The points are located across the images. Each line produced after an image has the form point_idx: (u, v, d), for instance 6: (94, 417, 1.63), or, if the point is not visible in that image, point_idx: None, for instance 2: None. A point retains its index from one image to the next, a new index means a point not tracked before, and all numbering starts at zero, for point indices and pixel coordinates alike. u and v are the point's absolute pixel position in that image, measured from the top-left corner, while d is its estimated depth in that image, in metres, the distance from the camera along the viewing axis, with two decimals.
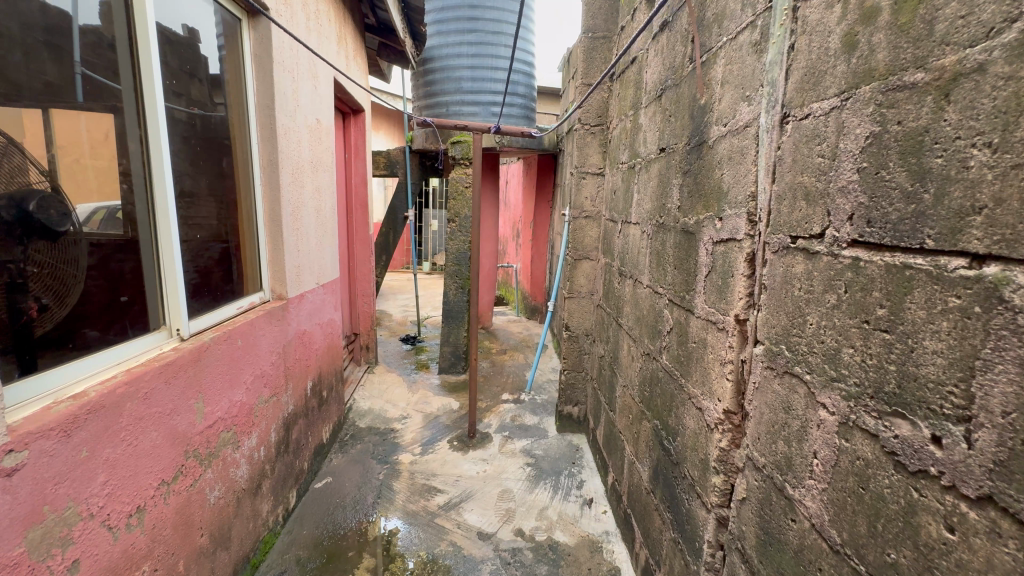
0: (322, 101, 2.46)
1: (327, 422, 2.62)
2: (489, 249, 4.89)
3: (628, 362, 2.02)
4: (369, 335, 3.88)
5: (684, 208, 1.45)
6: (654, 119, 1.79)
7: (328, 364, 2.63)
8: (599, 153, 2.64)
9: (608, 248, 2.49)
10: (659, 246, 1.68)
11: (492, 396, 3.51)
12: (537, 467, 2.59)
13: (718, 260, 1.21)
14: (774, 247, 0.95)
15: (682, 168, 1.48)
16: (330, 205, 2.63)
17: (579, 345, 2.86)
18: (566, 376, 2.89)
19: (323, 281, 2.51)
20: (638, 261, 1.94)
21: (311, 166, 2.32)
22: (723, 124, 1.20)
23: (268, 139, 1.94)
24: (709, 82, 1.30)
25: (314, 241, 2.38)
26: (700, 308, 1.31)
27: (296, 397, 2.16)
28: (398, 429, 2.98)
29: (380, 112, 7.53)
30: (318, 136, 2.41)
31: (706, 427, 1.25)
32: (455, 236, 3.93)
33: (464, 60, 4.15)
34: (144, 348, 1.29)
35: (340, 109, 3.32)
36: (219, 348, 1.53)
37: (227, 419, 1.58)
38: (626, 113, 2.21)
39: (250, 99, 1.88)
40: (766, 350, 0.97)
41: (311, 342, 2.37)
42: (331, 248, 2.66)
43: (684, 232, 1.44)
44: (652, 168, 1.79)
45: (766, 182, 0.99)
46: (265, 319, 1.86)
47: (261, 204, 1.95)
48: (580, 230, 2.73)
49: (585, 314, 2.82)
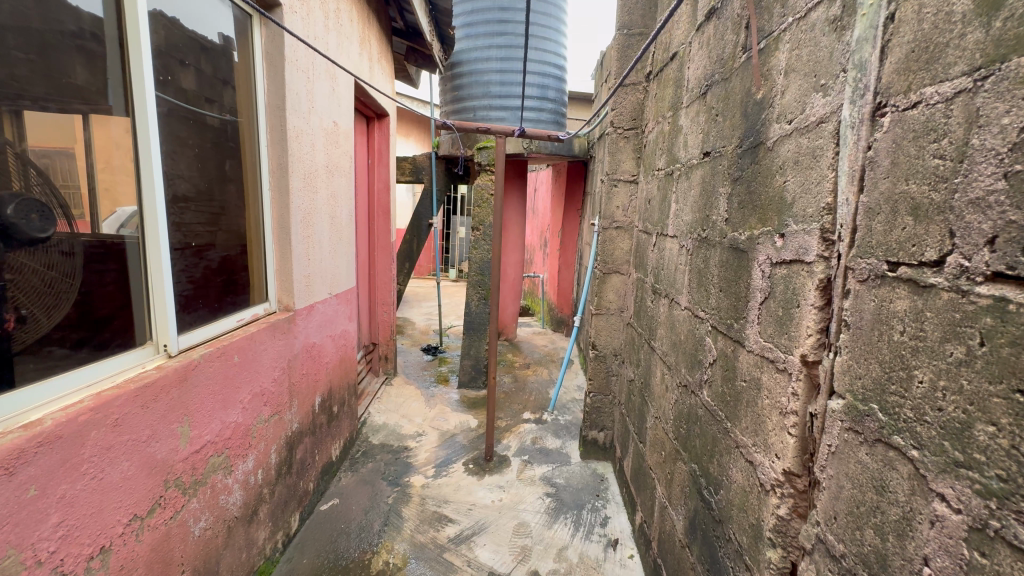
0: (341, 105, 2.37)
1: (337, 438, 2.50)
2: (514, 258, 4.72)
3: (661, 393, 1.80)
4: (389, 346, 3.79)
5: (733, 221, 1.24)
6: (697, 119, 1.59)
7: (339, 378, 2.51)
8: (633, 159, 2.44)
9: (640, 261, 2.27)
10: (700, 264, 1.47)
11: (512, 415, 3.33)
12: (557, 498, 2.38)
13: (777, 285, 1.00)
14: (860, 275, 0.74)
15: (731, 175, 1.28)
16: (347, 213, 2.54)
17: (606, 366, 2.64)
18: (591, 399, 2.68)
19: (336, 291, 2.40)
20: (675, 278, 1.73)
21: (325, 171, 2.22)
22: (787, 121, 1.00)
23: (278, 142, 1.84)
24: (768, 73, 1.09)
25: (328, 250, 2.28)
26: (753, 341, 1.10)
27: (301, 414, 2.04)
28: (412, 448, 2.83)
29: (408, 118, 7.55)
30: (335, 140, 2.31)
31: (759, 487, 1.03)
32: (478, 245, 3.78)
33: (492, 64, 4.02)
34: (123, 367, 1.17)
35: (363, 113, 3.25)
36: (213, 366, 1.42)
37: (218, 442, 1.46)
38: (664, 114, 2.01)
39: (260, 100, 1.78)
40: (848, 406, 0.75)
41: (321, 354, 2.25)
42: (347, 257, 2.55)
43: (732, 249, 1.23)
44: (693, 175, 1.59)
45: (850, 192, 0.78)
46: (268, 332, 1.74)
47: (269, 210, 1.85)
48: (610, 242, 2.52)
49: (613, 332, 2.61)
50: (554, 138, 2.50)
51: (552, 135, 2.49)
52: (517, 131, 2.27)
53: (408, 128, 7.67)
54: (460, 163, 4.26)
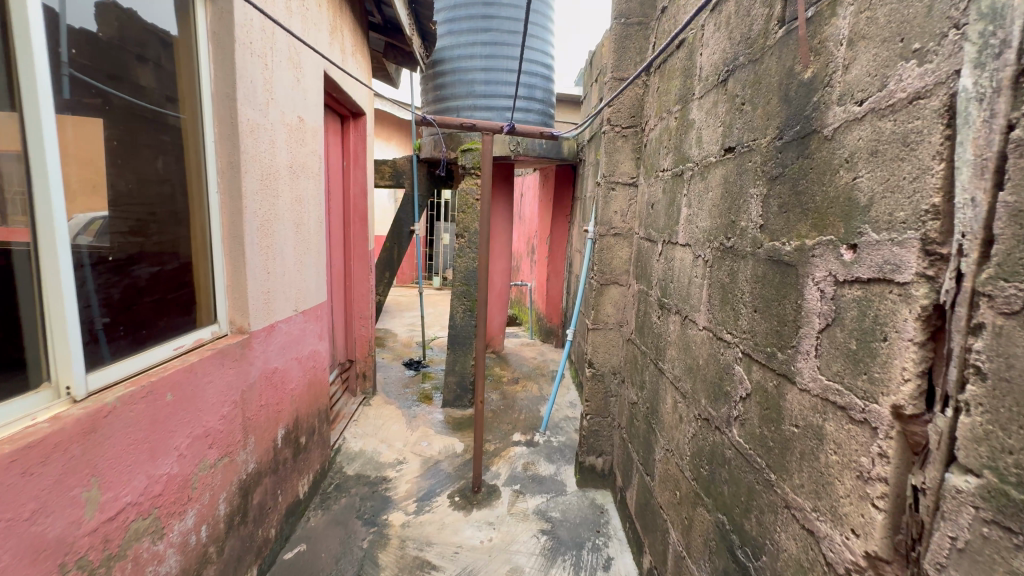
0: (308, 98, 2.11)
1: (305, 472, 2.22)
2: (501, 266, 4.48)
3: (674, 423, 1.58)
4: (367, 362, 3.51)
5: (770, 227, 1.03)
6: (715, 111, 1.38)
7: (308, 404, 2.23)
8: (632, 159, 2.23)
9: (643, 272, 2.06)
10: (724, 278, 1.26)
11: (501, 436, 3.08)
12: (554, 536, 2.14)
13: (847, 310, 0.78)
14: (1002, 306, 0.53)
15: (765, 173, 1.07)
16: (316, 219, 2.27)
17: (604, 386, 2.42)
18: (588, 422, 2.45)
19: (303, 307, 2.12)
20: (689, 292, 1.51)
21: (288, 172, 1.95)
22: (854, 103, 0.79)
23: (228, 136, 1.57)
24: (820, 47, 0.89)
25: (292, 261, 2.01)
26: (807, 377, 0.89)
27: (259, 452, 1.77)
28: (391, 479, 2.56)
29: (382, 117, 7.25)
30: (300, 137, 2.04)
31: (827, 567, 0.81)
32: (463, 253, 3.54)
33: (477, 61, 3.81)
34: (7, 420, 0.89)
35: (336, 111, 2.99)
36: (136, 409, 1.15)
37: (144, 502, 1.18)
38: (670, 108, 1.80)
39: (205, 87, 1.51)
40: (989, 491, 0.54)
41: (285, 381, 1.97)
42: (316, 268, 2.28)
43: (772, 261, 1.02)
44: (711, 175, 1.38)
45: (978, 188, 0.57)
46: (214, 361, 1.47)
47: (217, 215, 1.57)
48: (608, 250, 2.31)
49: (612, 348, 2.39)
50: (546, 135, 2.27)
51: (544, 133, 2.26)
52: (506, 127, 2.04)
53: (387, 130, 7.40)
54: (442, 166, 4.03)
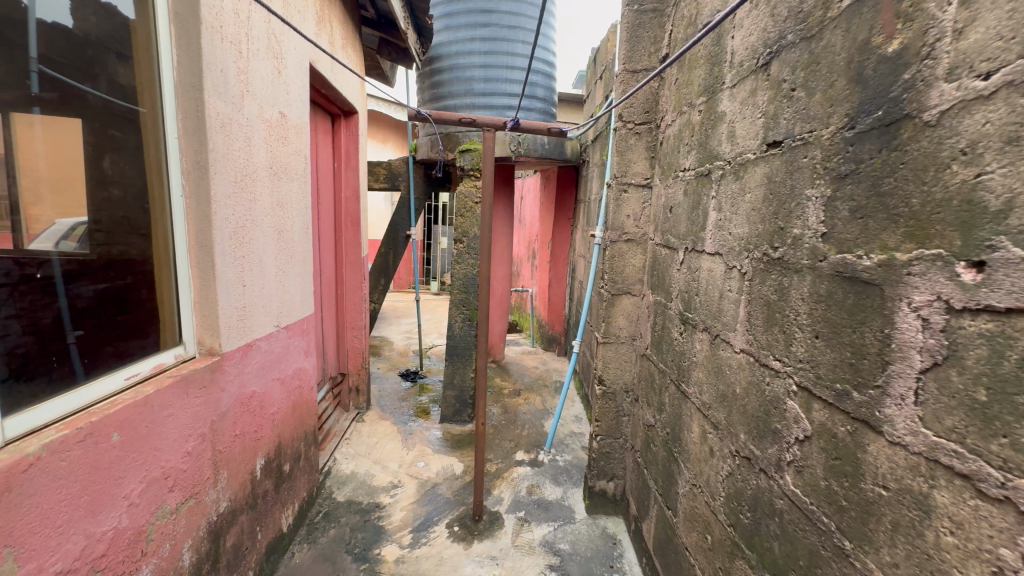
0: (291, 92, 1.91)
1: (289, 503, 2.02)
2: (501, 272, 4.29)
3: (703, 456, 1.39)
4: (360, 375, 3.32)
5: (839, 234, 0.85)
6: (753, 100, 1.20)
7: (292, 428, 2.03)
8: (646, 159, 2.06)
9: (660, 282, 1.87)
10: (768, 293, 1.08)
11: (503, 455, 2.88)
12: (564, 573, 1.94)
13: (973, 349, 0.60)
14: None
15: (828, 169, 0.89)
16: (302, 225, 2.08)
17: (616, 405, 2.23)
18: (598, 444, 2.26)
19: (285, 322, 1.93)
20: (722, 307, 1.32)
21: (268, 173, 1.75)
22: (973, 76, 0.61)
23: (194, 132, 1.37)
24: (915, 10, 0.70)
25: (273, 272, 1.81)
26: (900, 428, 0.70)
27: (233, 488, 1.57)
28: (385, 505, 2.35)
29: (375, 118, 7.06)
30: (282, 135, 1.85)
31: None
32: (462, 259, 3.34)
33: (476, 57, 3.63)
34: None
35: (325, 109, 2.80)
36: (72, 457, 0.95)
37: (81, 568, 0.98)
38: (692, 100, 1.62)
39: (168, 76, 1.31)
40: None
41: (265, 405, 1.78)
42: (301, 278, 2.08)
43: (841, 277, 0.84)
44: (749, 174, 1.19)
45: None
46: (176, 391, 1.27)
47: (181, 223, 1.37)
48: (621, 257, 2.11)
49: (624, 364, 2.20)
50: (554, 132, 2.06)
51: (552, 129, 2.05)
52: (509, 123, 1.85)
53: (381, 130, 7.22)
54: (438, 167, 3.83)
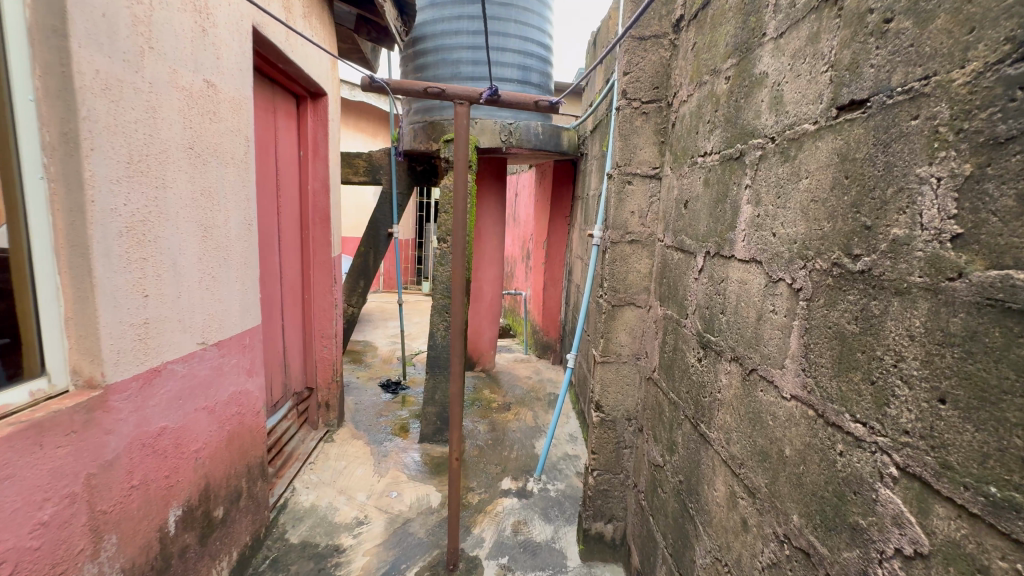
0: (222, 58, 1.57)
1: (224, 555, 1.68)
2: (492, 274, 3.95)
3: (734, 528, 1.06)
4: (330, 390, 2.97)
5: (996, 237, 0.52)
6: (813, 50, 0.86)
7: (227, 465, 1.69)
8: (655, 145, 1.72)
9: (673, 292, 1.53)
10: (842, 320, 0.75)
11: (488, 483, 2.55)
12: None
13: None
14: None
15: (966, 132, 0.56)
16: (243, 221, 1.74)
17: (616, 435, 1.89)
18: (595, 480, 1.93)
19: (215, 338, 1.59)
20: (763, 334, 0.98)
21: (187, 155, 1.41)
22: None
23: (59, 93, 1.02)
24: None
25: (195, 278, 1.47)
26: None
27: (129, 554, 1.23)
28: (346, 548, 2.01)
29: (353, 108, 6.78)
30: (208, 110, 1.50)
31: None
32: (445, 261, 2.99)
33: (464, 38, 3.29)
34: None
35: (287, 89, 2.45)
36: None
37: None
38: (717, 65, 1.29)
39: (15, 13, 0.96)
40: None
41: (184, 443, 1.44)
42: (240, 285, 1.73)
43: (1003, 310, 0.51)
44: (809, 152, 0.86)
45: None
46: (21, 444, 0.93)
47: (39, 214, 1.03)
48: (623, 261, 1.78)
49: (626, 388, 1.86)
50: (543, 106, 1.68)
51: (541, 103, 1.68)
52: (486, 92, 1.51)
53: (359, 121, 6.92)
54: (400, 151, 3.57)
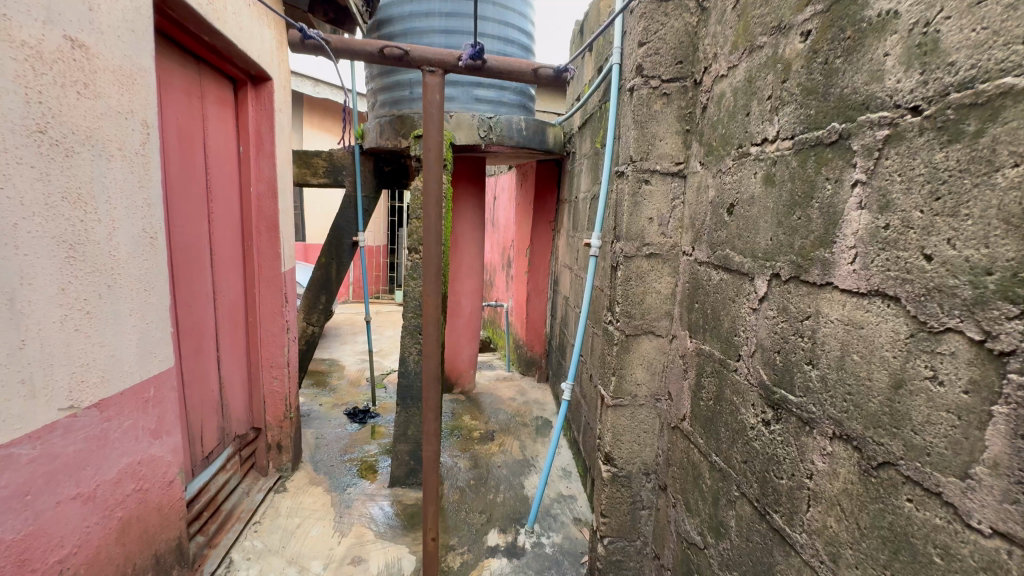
0: (100, 10, 1.14)
1: None
2: (471, 286, 3.56)
3: None
4: (282, 429, 2.52)
5: None
6: None
7: (120, 566, 1.25)
8: (679, 134, 1.37)
9: (712, 322, 1.19)
10: None
11: (472, 538, 2.15)
12: None
13: None
14: None
15: None
16: (139, 233, 1.30)
17: (631, 494, 1.53)
18: (606, 550, 1.56)
19: (93, 396, 1.14)
20: (910, 414, 0.63)
21: (32, 141, 0.97)
22: None
23: None
24: None
25: (52, 317, 1.03)
26: None
27: None
28: None
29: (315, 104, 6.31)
30: (73, 79, 1.07)
31: None
32: (417, 274, 2.58)
33: (436, 20, 2.86)
34: None
35: (218, 70, 2.01)
36: None
37: None
38: (783, 18, 0.94)
39: None
40: None
41: (33, 558, 1.00)
42: (134, 319, 1.28)
43: None
44: (1020, 124, 0.52)
45: None
46: None
47: None
48: (639, 280, 1.42)
49: (643, 436, 1.51)
50: (544, 76, 1.32)
51: (540, 72, 1.31)
52: (467, 54, 1.18)
53: (322, 119, 6.49)
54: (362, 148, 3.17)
